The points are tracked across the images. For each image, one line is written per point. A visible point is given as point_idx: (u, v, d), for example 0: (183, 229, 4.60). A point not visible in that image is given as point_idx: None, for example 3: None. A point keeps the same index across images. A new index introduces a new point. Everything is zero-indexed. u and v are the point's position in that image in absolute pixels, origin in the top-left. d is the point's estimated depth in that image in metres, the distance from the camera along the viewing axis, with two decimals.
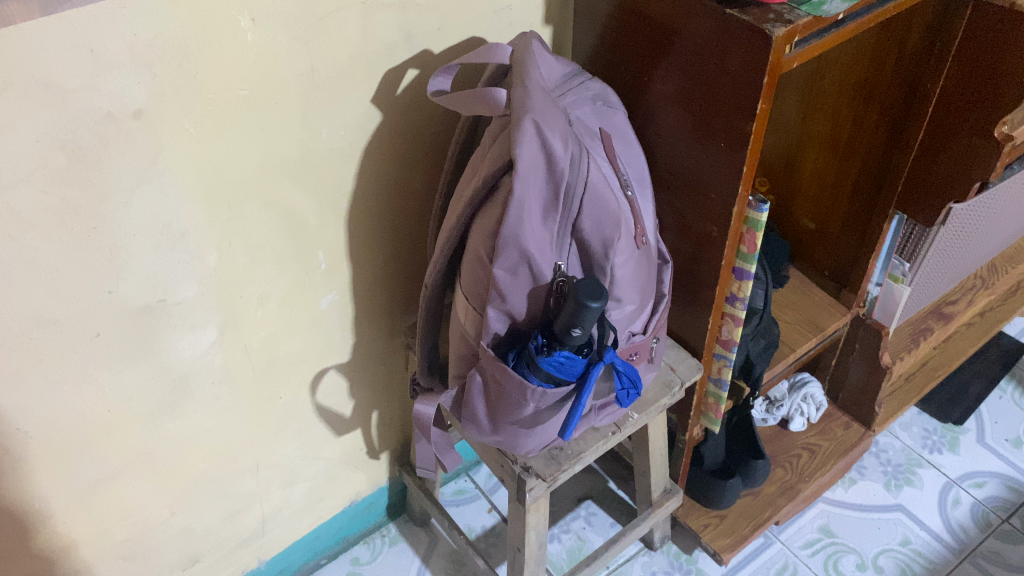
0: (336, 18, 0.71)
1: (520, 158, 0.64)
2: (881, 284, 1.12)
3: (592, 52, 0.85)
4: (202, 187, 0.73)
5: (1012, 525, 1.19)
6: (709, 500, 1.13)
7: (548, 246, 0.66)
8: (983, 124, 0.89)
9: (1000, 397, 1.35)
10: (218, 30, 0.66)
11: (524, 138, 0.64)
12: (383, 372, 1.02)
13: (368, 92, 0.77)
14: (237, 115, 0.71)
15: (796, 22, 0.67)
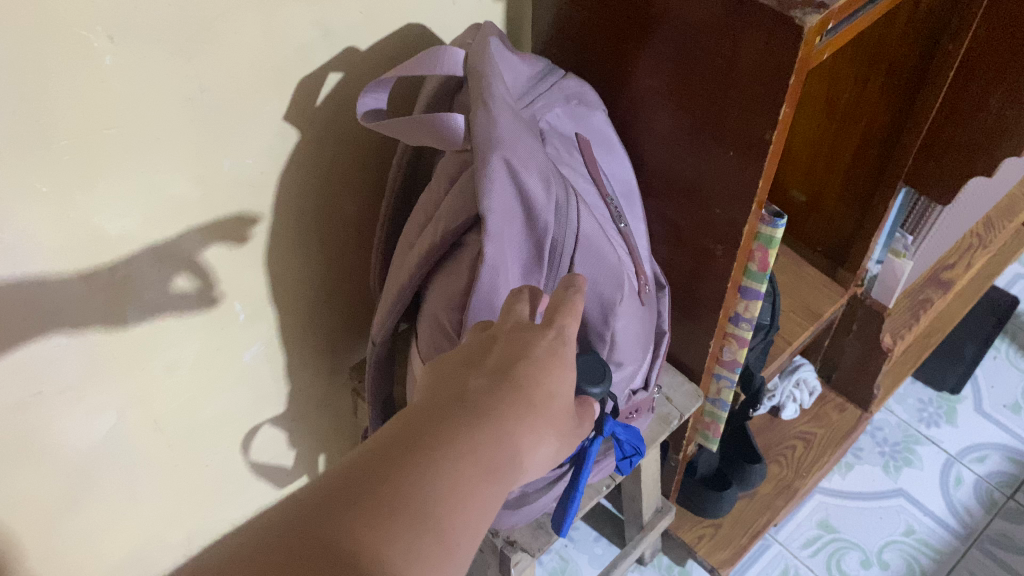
0: (228, 20, 0.53)
1: (491, 211, 0.49)
2: (881, 261, 1.00)
3: (559, 31, 0.69)
4: (76, 255, 0.55)
5: (1018, 502, 1.12)
6: (702, 509, 1.02)
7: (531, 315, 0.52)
8: (1017, 91, 0.77)
9: (995, 358, 1.28)
10: (62, 54, 0.47)
11: (494, 184, 0.49)
12: (328, 413, 0.87)
13: (280, 108, 0.60)
14: (110, 161, 0.53)
15: (830, 6, 0.52)
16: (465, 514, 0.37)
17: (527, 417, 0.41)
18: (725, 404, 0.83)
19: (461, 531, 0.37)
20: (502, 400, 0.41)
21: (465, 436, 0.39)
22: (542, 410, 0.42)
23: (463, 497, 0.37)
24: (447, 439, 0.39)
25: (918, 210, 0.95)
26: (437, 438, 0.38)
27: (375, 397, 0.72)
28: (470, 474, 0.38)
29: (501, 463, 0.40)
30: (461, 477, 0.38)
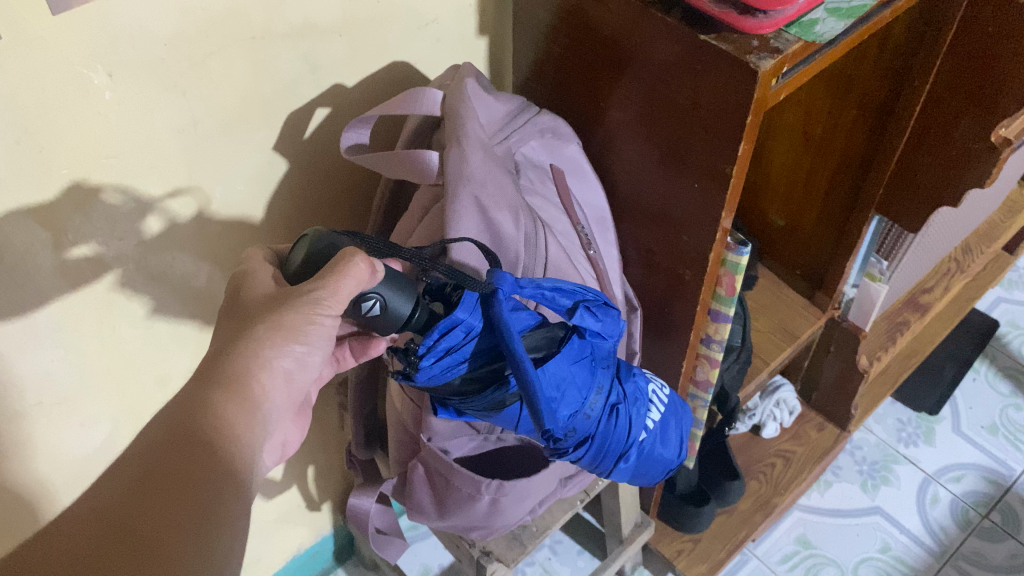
0: (220, 58, 0.56)
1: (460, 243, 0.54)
2: (857, 285, 1.03)
3: (535, 66, 0.73)
4: (71, 276, 0.58)
5: (992, 521, 1.14)
6: (682, 525, 1.04)
7: None
8: (981, 126, 0.79)
9: (974, 379, 1.31)
10: (63, 93, 0.50)
11: (463, 219, 0.54)
12: (317, 428, 0.90)
13: (269, 138, 0.63)
14: (106, 188, 0.56)
15: (785, 51, 0.53)
16: (237, 458, 0.47)
17: (243, 342, 0.47)
18: (700, 422, 0.86)
19: (241, 471, 0.47)
20: (239, 342, 0.47)
21: (205, 395, 0.47)
22: (258, 368, 0.47)
23: (227, 446, 0.46)
24: (188, 409, 0.46)
25: (891, 235, 0.97)
26: (185, 411, 0.46)
27: (358, 407, 0.75)
28: (219, 433, 0.46)
29: (236, 391, 0.47)
30: (215, 432, 0.46)
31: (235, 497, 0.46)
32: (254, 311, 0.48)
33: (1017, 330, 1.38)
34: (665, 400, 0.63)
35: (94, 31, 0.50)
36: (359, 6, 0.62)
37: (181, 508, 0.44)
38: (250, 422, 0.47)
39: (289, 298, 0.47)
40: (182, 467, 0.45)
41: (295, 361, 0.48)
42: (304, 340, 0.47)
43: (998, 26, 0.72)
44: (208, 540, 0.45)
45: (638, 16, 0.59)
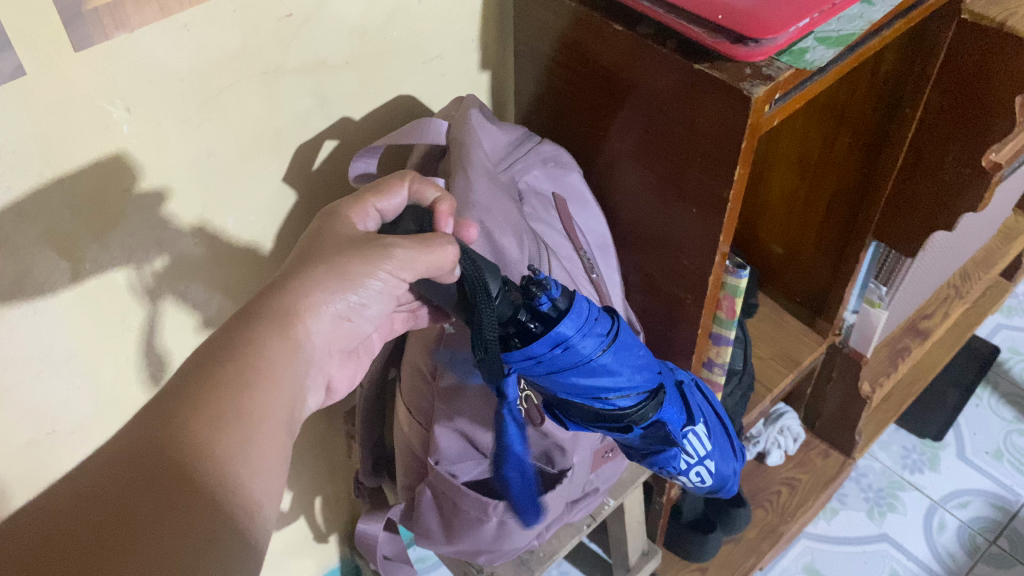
0: (234, 93, 0.59)
1: None
2: (857, 310, 1.04)
3: (537, 98, 0.75)
4: (88, 305, 0.60)
5: (1000, 547, 1.14)
6: (689, 553, 1.05)
7: None
8: (972, 152, 0.81)
9: (977, 406, 1.32)
10: (83, 126, 0.52)
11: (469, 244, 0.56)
12: (324, 458, 0.91)
13: (280, 170, 0.66)
14: (123, 218, 0.58)
15: (777, 78, 0.55)
16: (266, 402, 0.46)
17: (297, 283, 0.48)
18: None
19: (274, 413, 0.46)
20: (283, 287, 0.49)
21: (245, 334, 0.47)
22: (305, 315, 0.48)
23: (261, 389, 0.46)
24: (220, 351, 0.46)
25: (889, 261, 0.98)
26: (212, 357, 0.45)
27: (366, 436, 0.76)
28: (255, 375, 0.46)
29: (280, 331, 0.47)
30: (247, 372, 0.45)
31: (265, 441, 0.45)
32: (310, 259, 0.50)
33: (1017, 356, 1.39)
34: (695, 485, 0.67)
35: (115, 67, 0.52)
36: (366, 42, 0.64)
37: (181, 461, 0.42)
38: (288, 364, 0.47)
39: (364, 245, 0.50)
40: (205, 409, 0.43)
41: (350, 306, 0.50)
42: (359, 291, 0.49)
43: (985, 56, 0.74)
44: (237, 482, 0.43)
45: (635, 49, 0.61)
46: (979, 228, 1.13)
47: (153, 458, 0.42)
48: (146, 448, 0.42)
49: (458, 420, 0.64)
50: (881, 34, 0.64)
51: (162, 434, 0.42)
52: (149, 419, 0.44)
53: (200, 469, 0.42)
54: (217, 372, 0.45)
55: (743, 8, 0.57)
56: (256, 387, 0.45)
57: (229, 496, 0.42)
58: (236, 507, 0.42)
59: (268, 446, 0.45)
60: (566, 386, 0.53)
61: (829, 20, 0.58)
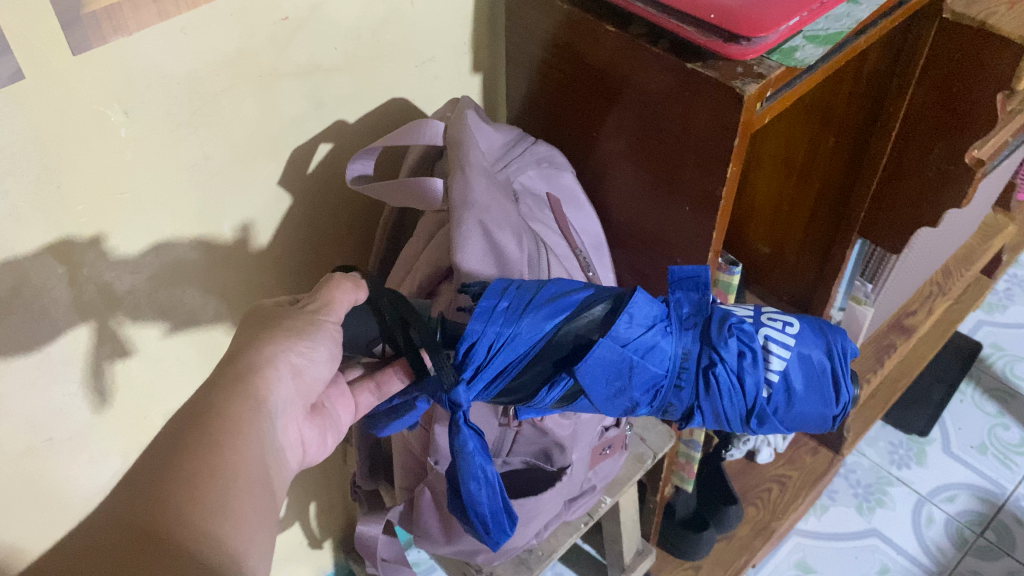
0: (231, 97, 0.59)
1: (466, 265, 0.56)
2: (844, 308, 1.06)
3: (529, 100, 0.76)
4: (85, 311, 0.59)
5: (988, 539, 1.15)
6: (683, 552, 1.05)
7: None
8: (954, 149, 0.83)
9: (961, 401, 1.34)
10: (82, 130, 0.52)
11: (468, 243, 0.56)
12: (320, 464, 0.90)
13: (276, 173, 0.66)
14: (121, 222, 0.58)
15: (769, 76, 0.56)
16: (240, 457, 0.46)
17: (250, 347, 0.50)
18: (698, 444, 0.88)
19: (241, 469, 0.46)
20: (235, 356, 0.50)
21: (208, 402, 0.48)
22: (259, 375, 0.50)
23: (233, 445, 0.46)
24: (187, 419, 0.47)
25: (875, 259, 0.99)
26: (181, 424, 0.46)
27: (363, 439, 0.76)
28: (222, 433, 0.46)
29: (240, 395, 0.48)
30: (215, 432, 0.46)
31: (245, 494, 0.45)
32: (246, 336, 0.52)
33: (1000, 351, 1.41)
34: (793, 337, 0.51)
35: (113, 70, 0.52)
36: (361, 45, 0.65)
37: (168, 518, 0.42)
38: (256, 424, 0.48)
39: (288, 312, 0.53)
40: (182, 470, 0.44)
41: (301, 358, 0.51)
42: (305, 341, 0.51)
43: (965, 55, 0.76)
44: (224, 534, 0.43)
45: (626, 50, 0.62)
46: (962, 225, 1.15)
47: (142, 516, 0.42)
48: (129, 516, 0.42)
49: None
50: (867, 33, 0.65)
51: (146, 497, 0.42)
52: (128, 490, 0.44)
53: (188, 524, 0.42)
54: (188, 433, 0.46)
55: (734, 7, 0.58)
56: (226, 446, 0.46)
57: (218, 545, 0.42)
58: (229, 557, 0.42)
59: (246, 500, 0.45)
60: (533, 325, 0.50)
61: (818, 18, 0.59)
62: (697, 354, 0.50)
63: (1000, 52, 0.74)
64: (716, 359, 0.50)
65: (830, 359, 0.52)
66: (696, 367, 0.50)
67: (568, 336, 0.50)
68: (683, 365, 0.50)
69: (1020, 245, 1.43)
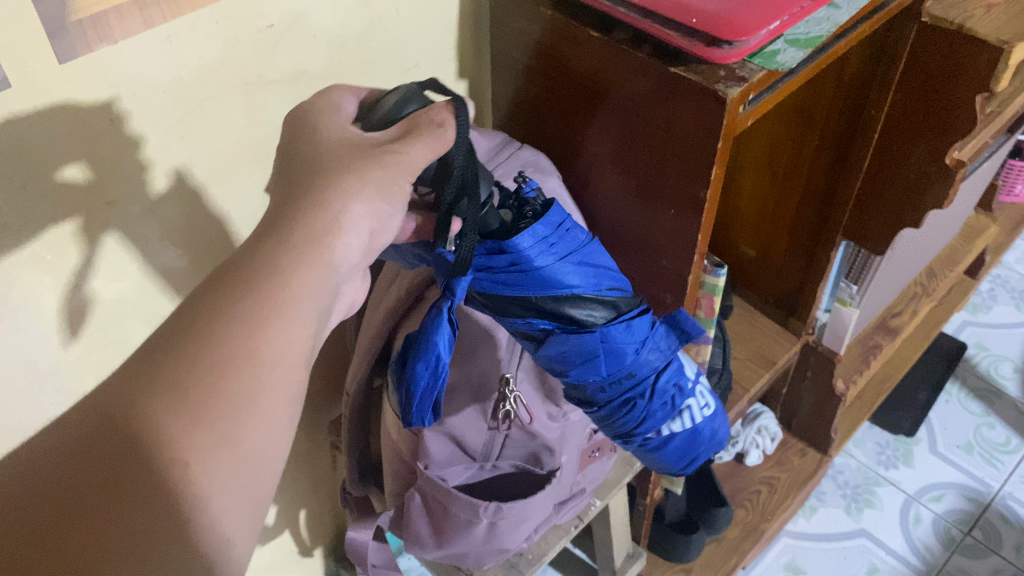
0: (216, 104, 0.59)
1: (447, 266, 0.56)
2: (829, 309, 1.07)
3: (514, 105, 0.77)
4: (70, 319, 0.59)
5: (975, 538, 1.16)
6: (673, 555, 1.06)
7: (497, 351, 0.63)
8: (935, 151, 0.84)
9: (947, 401, 1.35)
10: (64, 138, 0.52)
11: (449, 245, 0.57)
12: (310, 471, 0.90)
13: (261, 180, 0.66)
14: (106, 229, 0.58)
15: (751, 79, 0.57)
16: (288, 340, 0.39)
17: (326, 195, 0.43)
18: None
19: (287, 360, 0.39)
20: (308, 199, 0.43)
21: (265, 261, 0.40)
22: (333, 228, 0.43)
23: (282, 324, 0.39)
24: (234, 281, 0.40)
25: (858, 261, 1.00)
26: (227, 288, 0.39)
27: (352, 445, 0.76)
28: (274, 308, 0.39)
29: (306, 254, 0.41)
30: (265, 303, 0.39)
31: (280, 386, 0.39)
32: (316, 176, 0.45)
33: (984, 352, 1.42)
34: (701, 418, 0.65)
35: (98, 79, 0.52)
36: (347, 52, 0.65)
37: (177, 416, 0.36)
38: (315, 291, 0.41)
39: (370, 152, 0.46)
40: (213, 353, 0.37)
41: (377, 217, 0.45)
42: (385, 201, 0.45)
43: (945, 58, 0.77)
44: (244, 435, 0.37)
45: (610, 55, 0.63)
46: (944, 227, 1.16)
47: (138, 410, 0.35)
48: (134, 411, 0.35)
49: (444, 422, 0.65)
50: (846, 36, 0.66)
51: (154, 381, 0.36)
52: (148, 373, 0.37)
53: (199, 425, 0.36)
54: (234, 301, 0.39)
55: (714, 11, 0.59)
56: (276, 321, 0.39)
57: (228, 456, 0.37)
58: (235, 470, 0.37)
59: (279, 398, 0.39)
60: (565, 274, 0.55)
61: (797, 22, 0.60)
62: (635, 379, 0.60)
63: (979, 55, 0.75)
64: (645, 395, 0.61)
65: (695, 431, 0.65)
66: (630, 391, 0.60)
67: (576, 306, 0.56)
68: (620, 380, 0.60)
69: (1002, 246, 1.45)
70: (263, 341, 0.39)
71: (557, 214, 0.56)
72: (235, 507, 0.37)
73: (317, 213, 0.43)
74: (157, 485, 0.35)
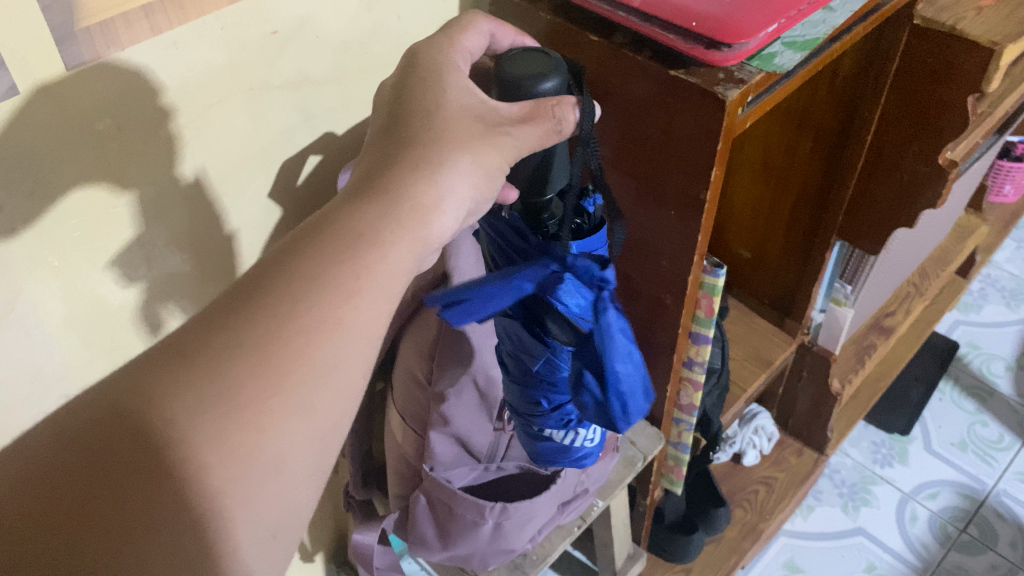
0: (222, 109, 0.59)
1: None
2: (824, 309, 1.08)
3: None
4: (77, 325, 0.59)
5: (970, 535, 1.17)
6: (673, 555, 1.06)
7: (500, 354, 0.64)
8: (928, 151, 0.85)
9: (941, 399, 1.36)
10: (71, 144, 0.52)
11: None
12: None
13: (265, 185, 0.66)
14: (115, 234, 0.58)
15: (749, 81, 0.58)
16: (373, 314, 0.40)
17: (429, 167, 0.44)
18: (686, 447, 0.89)
19: (370, 337, 0.40)
20: (410, 169, 0.44)
21: (364, 225, 0.41)
22: (431, 202, 0.43)
23: (372, 297, 0.40)
24: (338, 240, 0.40)
25: (853, 260, 1.01)
26: (327, 247, 0.40)
27: (355, 448, 0.76)
28: (370, 279, 0.40)
29: (407, 225, 0.42)
30: (362, 271, 0.40)
31: (356, 360, 0.40)
32: (417, 145, 0.45)
33: (976, 350, 1.44)
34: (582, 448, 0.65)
35: (105, 84, 0.52)
36: (349, 57, 0.66)
37: (263, 379, 0.36)
38: (406, 262, 0.42)
39: (489, 127, 0.46)
40: (305, 317, 0.37)
41: (470, 193, 0.45)
42: (482, 181, 0.46)
43: (936, 59, 0.78)
44: (319, 403, 0.38)
45: (609, 59, 0.64)
46: (936, 227, 1.17)
47: (220, 374, 0.36)
48: (218, 377, 0.36)
49: (452, 424, 0.65)
50: (841, 38, 0.67)
51: (243, 341, 0.36)
52: (242, 333, 0.37)
53: (281, 390, 0.37)
54: (335, 268, 0.39)
55: (715, 14, 0.59)
56: (367, 291, 0.39)
57: (304, 422, 0.37)
58: (308, 436, 0.38)
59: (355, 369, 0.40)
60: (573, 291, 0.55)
61: (794, 25, 0.61)
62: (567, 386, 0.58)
63: (970, 56, 0.76)
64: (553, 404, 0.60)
65: (569, 452, 0.64)
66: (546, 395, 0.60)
67: (551, 321, 0.55)
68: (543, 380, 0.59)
69: (993, 246, 1.46)
70: (359, 314, 0.39)
71: (597, 242, 0.58)
72: (302, 472, 0.38)
73: (421, 186, 0.43)
74: (237, 446, 0.35)
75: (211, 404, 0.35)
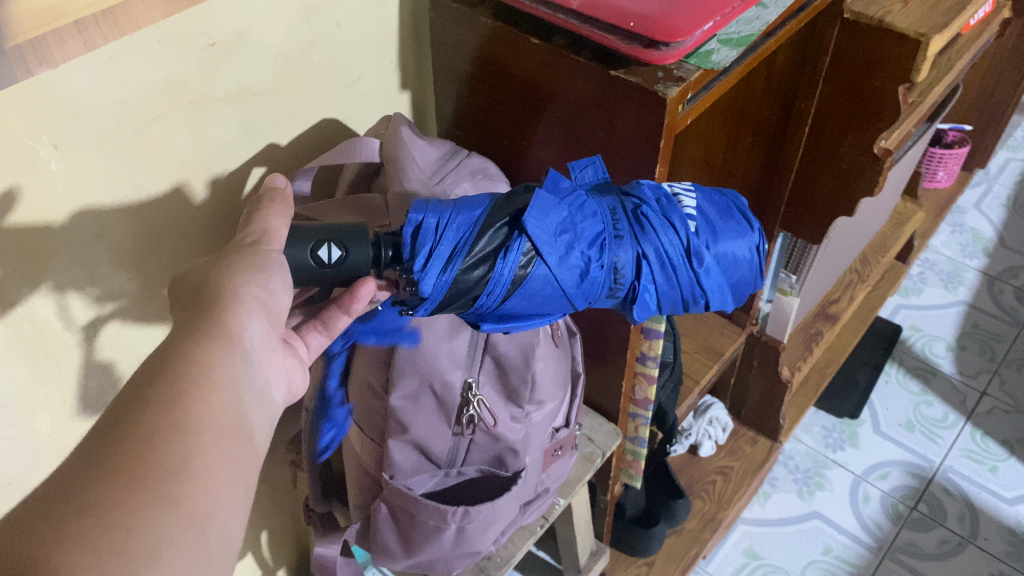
0: (161, 124, 0.58)
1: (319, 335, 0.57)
2: (771, 300, 1.09)
3: (457, 115, 0.78)
4: (17, 349, 0.58)
5: (921, 512, 1.20)
6: (635, 549, 1.08)
7: (462, 357, 0.64)
8: (863, 142, 0.87)
9: (887, 381, 1.40)
10: (9, 164, 0.51)
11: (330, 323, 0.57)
12: (269, 494, 0.89)
13: (210, 198, 0.66)
14: (55, 255, 0.57)
15: (688, 79, 0.59)
16: (207, 408, 0.42)
17: (215, 286, 0.47)
18: (643, 441, 0.89)
19: (219, 421, 0.42)
20: (208, 290, 0.47)
21: (169, 353, 0.43)
22: (231, 308, 0.46)
23: (198, 395, 0.42)
24: (150, 371, 0.42)
25: (797, 250, 1.03)
26: (141, 380, 0.42)
27: (313, 461, 0.76)
28: (190, 382, 0.42)
29: (210, 332, 0.44)
30: (179, 381, 0.42)
31: (210, 449, 0.40)
32: (207, 276, 0.48)
33: (918, 333, 1.48)
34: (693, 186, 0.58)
35: (37, 103, 0.51)
36: (289, 67, 0.65)
37: (119, 487, 0.37)
38: (229, 368, 0.44)
39: (232, 253, 0.49)
40: (140, 428, 0.39)
41: (262, 289, 0.48)
42: (269, 281, 0.48)
43: (866, 51, 0.80)
44: (184, 496, 0.38)
45: (549, 60, 0.64)
46: (875, 214, 1.20)
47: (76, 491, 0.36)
48: (81, 482, 0.37)
49: (410, 432, 0.65)
50: (777, 33, 0.68)
51: (91, 460, 0.37)
52: (82, 456, 0.38)
53: (140, 491, 0.37)
54: (151, 391, 0.41)
55: (651, 14, 0.60)
56: (191, 393, 0.41)
57: (174, 515, 0.37)
58: (186, 527, 0.38)
59: (213, 453, 0.41)
60: (471, 206, 0.53)
61: (730, 22, 0.62)
62: (622, 207, 0.55)
63: (899, 48, 0.79)
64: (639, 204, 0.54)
65: (699, 192, 0.57)
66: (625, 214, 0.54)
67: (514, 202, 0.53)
68: (614, 217, 0.54)
69: (930, 231, 1.51)
70: (183, 408, 0.41)
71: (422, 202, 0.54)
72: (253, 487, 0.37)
73: (220, 297, 0.46)
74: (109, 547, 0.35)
75: (73, 517, 0.35)
